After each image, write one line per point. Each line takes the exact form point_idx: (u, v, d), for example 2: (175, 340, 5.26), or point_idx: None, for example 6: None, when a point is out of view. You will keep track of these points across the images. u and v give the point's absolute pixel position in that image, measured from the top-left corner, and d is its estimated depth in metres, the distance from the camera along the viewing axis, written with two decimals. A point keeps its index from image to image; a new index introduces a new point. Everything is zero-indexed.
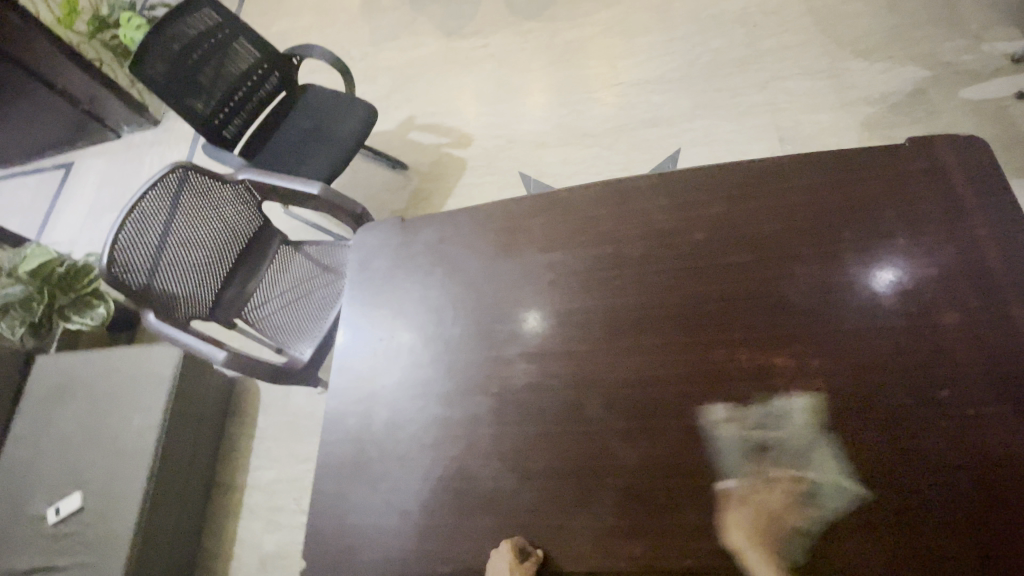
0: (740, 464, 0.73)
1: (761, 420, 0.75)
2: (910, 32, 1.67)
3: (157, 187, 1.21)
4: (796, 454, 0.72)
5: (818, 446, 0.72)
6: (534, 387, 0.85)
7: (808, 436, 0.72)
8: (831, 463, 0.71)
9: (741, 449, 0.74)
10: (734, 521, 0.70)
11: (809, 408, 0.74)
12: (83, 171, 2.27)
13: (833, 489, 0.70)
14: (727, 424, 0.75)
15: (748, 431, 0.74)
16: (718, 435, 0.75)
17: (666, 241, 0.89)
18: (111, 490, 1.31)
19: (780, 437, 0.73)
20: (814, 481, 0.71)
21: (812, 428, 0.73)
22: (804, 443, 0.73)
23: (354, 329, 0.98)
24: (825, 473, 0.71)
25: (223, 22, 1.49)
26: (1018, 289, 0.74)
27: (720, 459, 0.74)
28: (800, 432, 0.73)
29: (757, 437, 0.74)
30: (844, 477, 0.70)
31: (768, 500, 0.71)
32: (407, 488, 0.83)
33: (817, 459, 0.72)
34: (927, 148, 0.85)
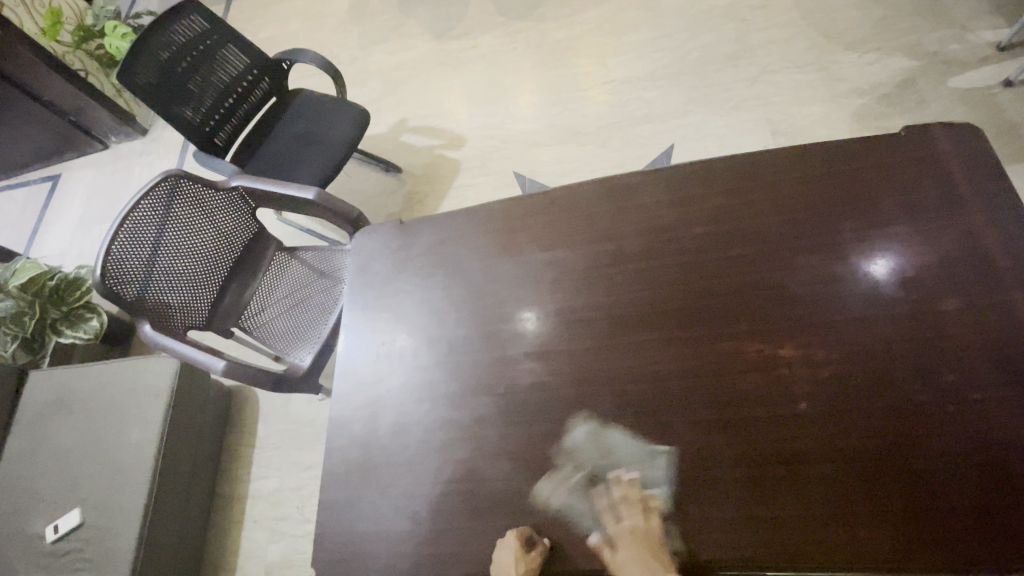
0: (588, 510, 0.76)
1: (568, 457, 0.79)
2: (896, 23, 1.68)
3: (148, 198, 1.21)
4: (608, 464, 0.78)
5: (606, 444, 0.78)
6: (540, 386, 0.84)
7: (601, 446, 0.78)
8: (635, 454, 0.77)
9: (575, 492, 0.77)
10: (624, 561, 0.70)
11: (591, 424, 0.80)
12: (71, 183, 2.24)
13: (653, 470, 0.75)
14: (551, 481, 0.78)
15: (564, 470, 0.78)
16: (557, 497, 0.77)
17: (667, 236, 0.89)
18: (111, 505, 1.29)
19: (593, 470, 0.78)
20: (640, 477, 0.75)
21: (604, 438, 0.79)
22: (613, 452, 0.78)
23: (356, 333, 0.97)
24: (645, 468, 0.76)
25: (211, 29, 1.48)
26: (1017, 273, 0.75)
27: (573, 514, 0.76)
28: (597, 453, 0.78)
29: (565, 471, 0.78)
30: (653, 459, 0.76)
31: (622, 527, 0.72)
32: (416, 492, 0.82)
33: (621, 457, 0.77)
34: (922, 136, 0.86)
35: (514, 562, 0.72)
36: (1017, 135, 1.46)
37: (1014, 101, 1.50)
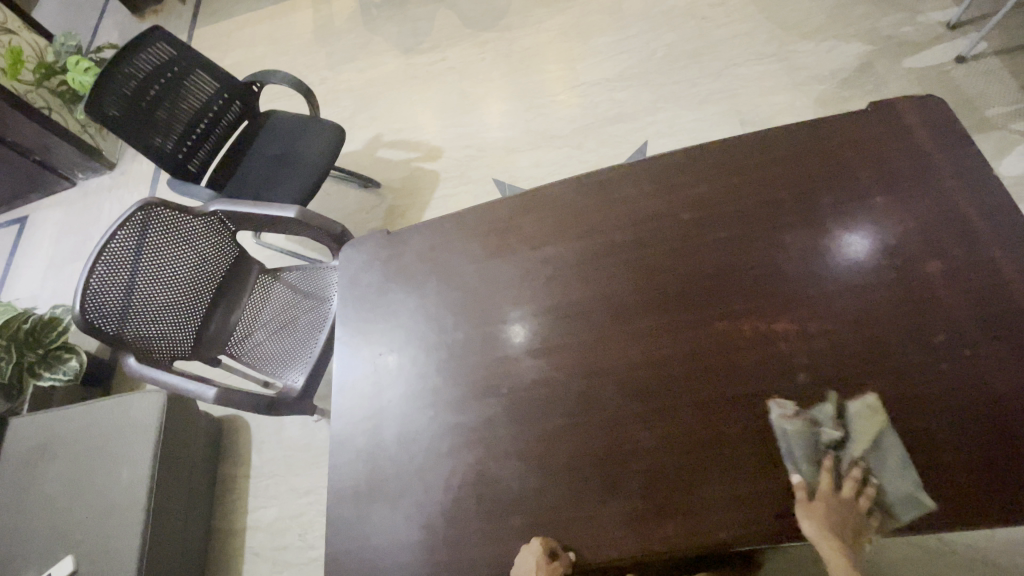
0: (811, 458, 0.71)
1: (836, 415, 0.72)
2: (849, 12, 1.75)
3: (126, 228, 1.18)
4: (869, 458, 0.71)
5: (884, 440, 0.70)
6: (544, 382, 0.84)
7: (879, 437, 0.70)
8: (904, 476, 0.68)
9: (812, 447, 0.71)
10: (810, 513, 0.68)
11: (879, 410, 0.71)
12: (39, 223, 2.18)
13: (903, 504, 0.68)
14: (793, 417, 0.73)
15: (820, 420, 0.72)
16: (782, 431, 0.72)
17: (655, 224, 0.91)
18: (109, 548, 1.24)
19: (848, 440, 0.72)
20: (883, 491, 0.69)
21: (882, 436, 0.70)
22: (882, 454, 0.70)
23: (352, 346, 0.96)
24: (899, 492, 0.68)
25: (178, 55, 1.46)
26: (992, 231, 0.78)
27: (790, 449, 0.71)
28: (869, 439, 0.71)
29: (822, 423, 0.72)
30: (912, 498, 0.68)
31: (834, 499, 0.69)
32: (428, 501, 0.81)
33: (886, 463, 0.70)
34: (889, 110, 0.89)
35: (536, 568, 0.70)
36: (973, 108, 1.53)
37: (967, 77, 1.57)
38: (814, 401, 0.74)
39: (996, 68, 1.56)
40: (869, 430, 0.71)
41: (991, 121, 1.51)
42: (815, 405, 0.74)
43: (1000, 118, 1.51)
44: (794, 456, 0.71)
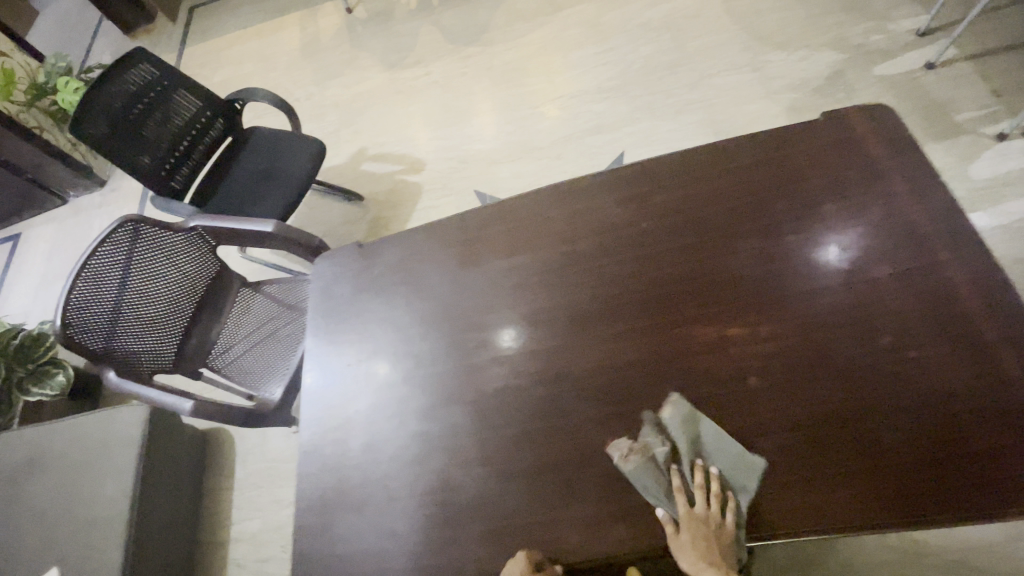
0: (661, 489, 0.74)
1: (659, 430, 0.77)
2: (821, 21, 1.79)
3: (107, 244, 1.19)
4: (699, 455, 0.76)
5: (701, 437, 0.76)
6: (508, 390, 0.86)
7: (695, 430, 0.76)
8: (729, 451, 0.74)
9: (652, 469, 0.75)
10: (685, 543, 0.69)
11: (688, 407, 0.77)
12: (31, 241, 2.21)
13: (741, 478, 0.72)
14: (629, 454, 0.75)
15: (646, 439, 0.76)
16: (631, 468, 0.75)
17: (616, 232, 0.92)
18: (92, 561, 1.25)
19: (676, 449, 0.76)
20: (722, 475, 0.74)
21: (698, 427, 0.76)
22: (705, 443, 0.76)
23: (324, 356, 0.97)
24: (735, 471, 0.73)
25: (160, 75, 1.49)
26: (941, 235, 0.79)
27: (642, 485, 0.74)
28: (686, 437, 0.76)
29: (650, 446, 0.76)
30: (746, 467, 0.73)
31: (694, 518, 0.71)
32: (393, 508, 0.82)
33: (715, 455, 0.75)
34: (843, 119, 0.91)
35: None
36: (943, 113, 1.56)
37: (937, 83, 1.60)
38: (642, 423, 0.78)
39: (965, 74, 1.59)
40: (685, 433, 0.76)
41: (962, 125, 1.53)
42: (638, 430, 0.78)
43: (970, 122, 1.53)
44: (648, 488, 0.74)
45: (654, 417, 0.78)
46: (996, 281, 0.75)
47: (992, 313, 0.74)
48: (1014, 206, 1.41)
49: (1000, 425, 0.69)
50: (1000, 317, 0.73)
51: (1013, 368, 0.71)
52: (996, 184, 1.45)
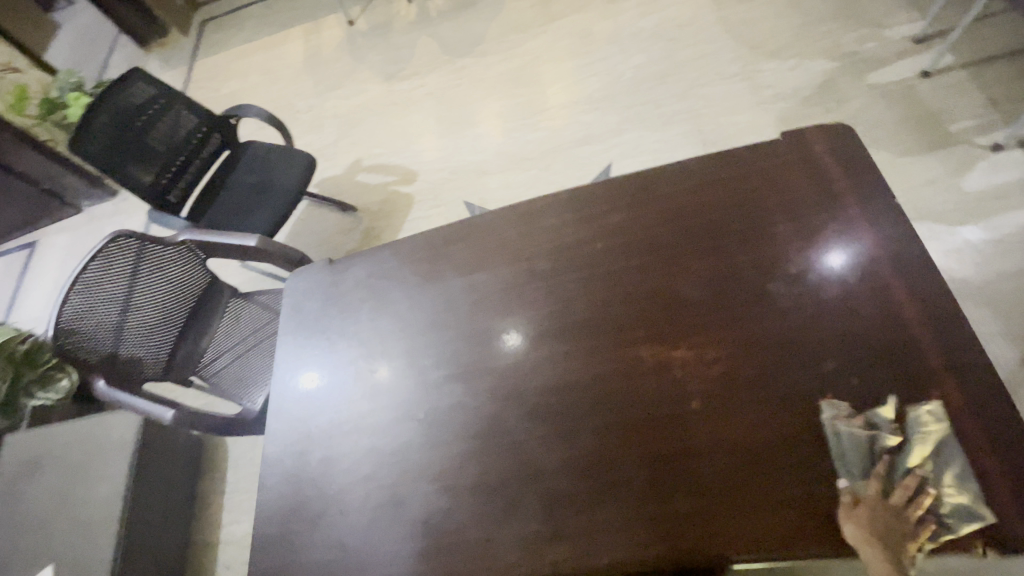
0: (862, 465, 0.69)
1: (893, 419, 0.70)
2: (814, 29, 1.76)
3: (100, 258, 1.25)
4: (928, 465, 0.68)
5: (945, 451, 0.67)
6: (459, 407, 0.87)
7: (946, 450, 0.67)
8: (965, 486, 0.65)
9: (866, 448, 0.69)
10: (858, 516, 0.66)
11: (945, 419, 0.68)
12: (48, 248, 2.31)
13: (963, 518, 0.64)
14: (846, 419, 0.71)
15: (875, 419, 0.70)
16: (833, 436, 0.70)
17: (572, 251, 0.94)
18: (83, 559, 1.31)
19: (904, 446, 0.69)
20: (943, 503, 0.65)
21: (942, 439, 0.68)
22: (946, 465, 0.67)
23: (290, 370, 1.00)
24: (959, 504, 0.64)
25: (158, 93, 1.57)
26: (889, 259, 0.78)
27: (840, 451, 0.69)
28: (930, 443, 0.68)
29: (879, 427, 0.70)
30: (973, 509, 0.64)
31: (882, 505, 0.67)
32: (345, 521, 0.85)
33: (948, 472, 0.66)
34: (801, 138, 0.90)
35: None
36: (937, 123, 1.52)
37: (930, 92, 1.56)
38: (874, 403, 0.72)
39: (960, 82, 1.55)
40: (929, 438, 0.68)
41: (955, 135, 1.49)
42: (870, 408, 0.72)
43: (964, 132, 1.49)
44: (842, 459, 0.69)
45: (898, 406, 0.71)
46: (943, 307, 0.74)
47: (937, 341, 0.73)
48: (1007, 220, 1.37)
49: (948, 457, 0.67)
50: (946, 344, 0.72)
51: (956, 398, 0.70)
52: (989, 196, 1.41)
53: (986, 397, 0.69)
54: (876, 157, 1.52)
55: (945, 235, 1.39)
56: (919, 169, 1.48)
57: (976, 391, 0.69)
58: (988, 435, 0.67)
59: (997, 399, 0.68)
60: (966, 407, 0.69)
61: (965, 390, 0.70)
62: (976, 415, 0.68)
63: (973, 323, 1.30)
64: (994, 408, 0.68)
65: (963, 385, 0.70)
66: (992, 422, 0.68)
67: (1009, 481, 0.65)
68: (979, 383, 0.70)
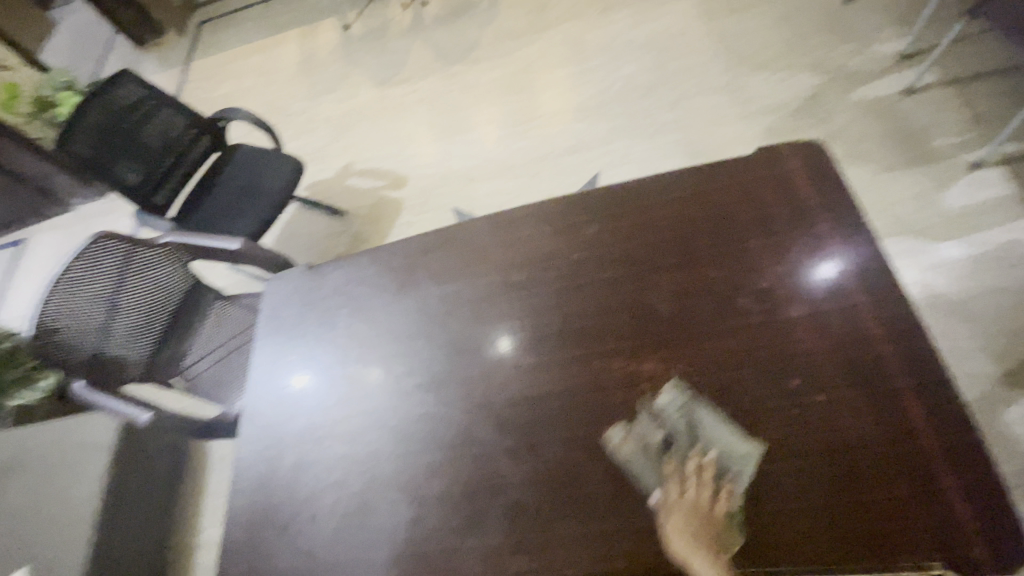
0: (654, 472, 0.76)
1: (654, 418, 0.78)
2: (802, 43, 1.78)
3: (80, 260, 1.22)
4: (697, 439, 0.76)
5: (699, 420, 0.76)
6: (430, 416, 0.88)
7: (692, 418, 0.76)
8: (726, 437, 0.74)
9: (648, 454, 0.77)
10: (675, 527, 0.70)
11: (684, 391, 0.78)
12: (37, 246, 2.31)
13: (737, 464, 0.73)
14: (626, 439, 0.78)
15: (642, 426, 0.78)
16: (623, 450, 0.77)
17: (550, 262, 0.94)
18: (58, 561, 1.30)
19: (673, 434, 0.77)
20: (718, 462, 0.74)
21: (695, 411, 0.77)
22: (699, 428, 0.76)
23: (266, 376, 1.00)
24: (732, 452, 0.73)
25: (147, 95, 1.57)
26: (856, 277, 0.79)
27: (636, 470, 0.76)
28: (683, 421, 0.77)
29: (647, 435, 0.77)
30: (741, 453, 0.73)
31: (685, 504, 0.72)
32: (312, 529, 0.84)
33: (710, 436, 0.75)
34: (776, 155, 0.91)
35: None
36: (919, 139, 1.53)
37: (915, 108, 1.58)
38: (638, 410, 0.79)
39: (944, 99, 1.57)
40: (682, 416, 0.77)
41: (937, 151, 1.51)
42: (637, 420, 0.79)
43: (947, 149, 1.51)
44: (641, 472, 0.76)
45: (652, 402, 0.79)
46: (909, 325, 0.75)
47: (903, 359, 0.73)
48: (987, 237, 1.38)
49: (906, 475, 0.68)
50: (908, 363, 0.73)
51: (919, 417, 0.70)
52: (970, 212, 1.42)
53: (950, 417, 0.70)
54: (860, 171, 1.53)
55: (926, 251, 1.40)
56: (901, 184, 1.49)
57: (940, 410, 0.70)
58: (949, 453, 0.68)
59: (961, 419, 0.69)
60: (930, 427, 0.70)
61: (928, 410, 0.70)
62: (938, 434, 0.69)
63: (952, 338, 1.30)
64: (958, 428, 0.69)
65: (928, 404, 0.71)
66: (955, 443, 0.68)
67: (971, 501, 0.65)
68: (943, 403, 0.70)
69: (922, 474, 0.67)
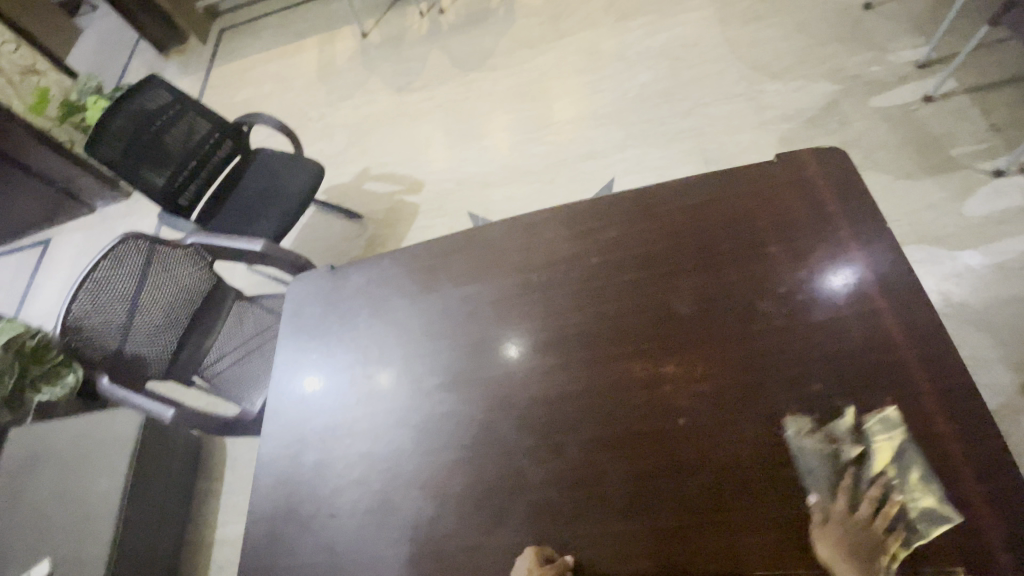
0: (828, 481, 0.70)
1: (853, 431, 0.72)
2: (818, 52, 1.78)
3: (109, 258, 1.28)
4: (892, 473, 0.69)
5: (908, 458, 0.69)
6: (451, 416, 0.89)
7: (901, 455, 0.69)
8: (926, 488, 0.67)
9: (829, 464, 0.70)
10: (825, 535, 0.67)
11: (898, 423, 0.71)
12: (61, 247, 2.36)
13: (925, 520, 0.66)
14: (808, 433, 0.72)
15: (833, 429, 0.72)
16: (801, 447, 0.72)
17: (569, 265, 0.96)
18: (80, 554, 1.33)
19: (868, 456, 0.71)
20: (908, 506, 0.67)
21: (903, 447, 0.70)
22: (907, 472, 0.69)
23: (289, 373, 1.02)
24: (923, 508, 0.66)
25: (174, 100, 1.61)
26: (877, 283, 0.79)
27: (807, 468, 0.71)
28: (890, 451, 0.70)
29: (840, 439, 0.72)
30: (933, 513, 0.66)
31: (851, 522, 0.67)
32: (335, 524, 0.86)
33: (908, 478, 0.68)
34: (796, 161, 0.92)
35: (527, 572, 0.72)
36: (939, 147, 1.53)
37: (933, 116, 1.58)
38: (835, 412, 0.74)
39: (963, 107, 1.56)
40: (886, 445, 0.70)
41: (957, 160, 1.50)
42: (831, 421, 0.73)
43: (966, 157, 1.50)
44: (809, 475, 0.71)
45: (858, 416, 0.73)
46: (931, 331, 0.75)
47: (926, 365, 0.73)
48: (1008, 245, 1.37)
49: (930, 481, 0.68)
50: (932, 370, 0.73)
51: (942, 422, 0.70)
52: (990, 220, 1.41)
53: (973, 421, 0.70)
54: (877, 179, 1.53)
55: (944, 259, 1.39)
56: (920, 192, 1.49)
57: (962, 414, 0.70)
58: (974, 461, 0.68)
59: (984, 425, 0.69)
60: (950, 430, 0.70)
61: (950, 412, 0.70)
62: (960, 438, 0.69)
63: (970, 347, 1.30)
64: (980, 432, 0.69)
65: (950, 410, 0.71)
66: (977, 447, 0.68)
67: (996, 507, 0.65)
68: (967, 407, 0.70)
69: (946, 481, 0.67)
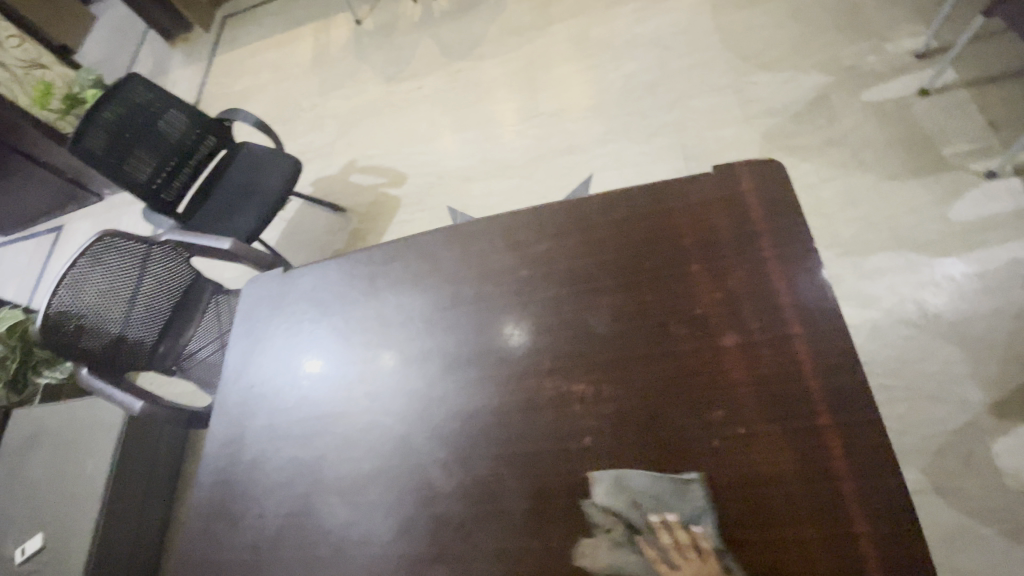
0: (644, 563, 0.71)
1: (599, 507, 0.75)
2: (812, 41, 1.69)
3: (86, 256, 1.31)
4: (641, 506, 0.73)
5: (631, 488, 0.74)
6: (375, 425, 0.92)
7: (625, 492, 0.74)
8: (664, 490, 0.73)
9: (617, 542, 0.73)
10: None
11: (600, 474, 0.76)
12: (72, 235, 2.47)
13: (689, 507, 0.71)
14: (594, 541, 0.73)
15: (593, 510, 0.75)
16: (602, 544, 0.73)
17: (499, 278, 0.96)
18: (70, 529, 1.43)
19: (621, 519, 0.73)
20: (681, 517, 0.71)
21: (626, 484, 0.74)
22: (642, 493, 0.73)
23: (235, 376, 1.06)
24: (683, 501, 0.72)
25: (155, 97, 1.64)
26: (796, 310, 0.77)
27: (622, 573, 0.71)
28: (623, 500, 0.73)
29: (601, 524, 0.74)
30: (679, 492, 0.72)
31: None
32: (260, 524, 0.90)
33: (651, 499, 0.73)
34: (731, 174, 0.89)
35: None
36: (930, 145, 1.45)
37: (927, 111, 1.49)
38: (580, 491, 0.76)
39: (960, 102, 1.47)
40: (618, 493, 0.74)
41: (948, 160, 1.42)
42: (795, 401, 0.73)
43: (959, 157, 1.42)
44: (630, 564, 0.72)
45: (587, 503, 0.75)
46: (842, 361, 0.73)
47: (831, 398, 0.72)
48: (994, 254, 1.30)
49: (815, 518, 0.67)
50: (838, 403, 0.71)
51: (840, 460, 0.69)
52: (976, 226, 1.34)
53: (868, 456, 0.68)
54: (861, 181, 1.46)
55: (922, 267, 1.33)
56: (903, 195, 1.41)
57: (860, 452, 0.69)
58: (868, 503, 0.66)
59: (885, 465, 0.67)
60: (847, 467, 0.68)
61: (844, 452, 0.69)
62: (855, 476, 0.68)
63: (941, 361, 1.25)
64: (864, 472, 0.68)
65: (847, 450, 0.69)
66: (870, 485, 0.67)
67: (880, 553, 0.64)
68: (867, 443, 0.69)
69: (836, 523, 0.66)
